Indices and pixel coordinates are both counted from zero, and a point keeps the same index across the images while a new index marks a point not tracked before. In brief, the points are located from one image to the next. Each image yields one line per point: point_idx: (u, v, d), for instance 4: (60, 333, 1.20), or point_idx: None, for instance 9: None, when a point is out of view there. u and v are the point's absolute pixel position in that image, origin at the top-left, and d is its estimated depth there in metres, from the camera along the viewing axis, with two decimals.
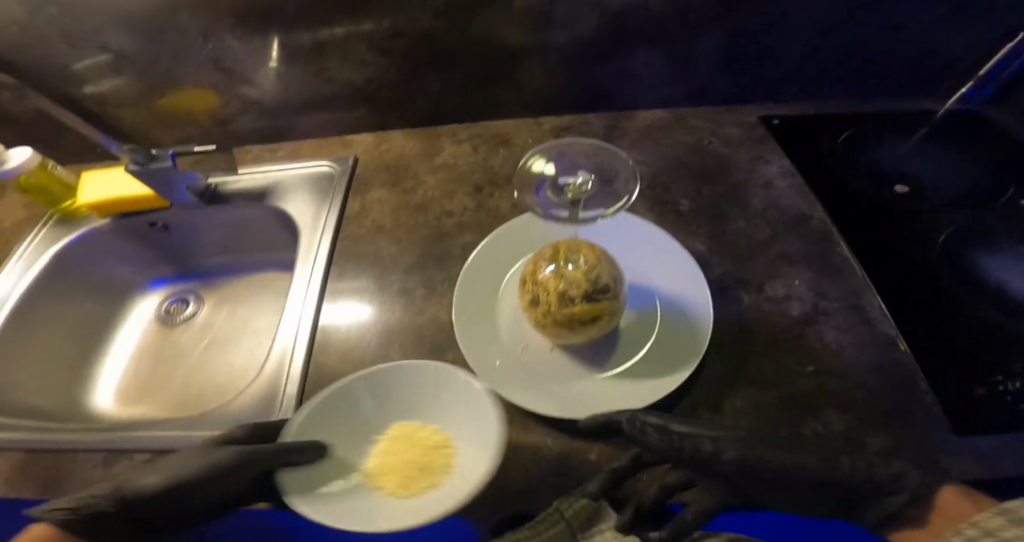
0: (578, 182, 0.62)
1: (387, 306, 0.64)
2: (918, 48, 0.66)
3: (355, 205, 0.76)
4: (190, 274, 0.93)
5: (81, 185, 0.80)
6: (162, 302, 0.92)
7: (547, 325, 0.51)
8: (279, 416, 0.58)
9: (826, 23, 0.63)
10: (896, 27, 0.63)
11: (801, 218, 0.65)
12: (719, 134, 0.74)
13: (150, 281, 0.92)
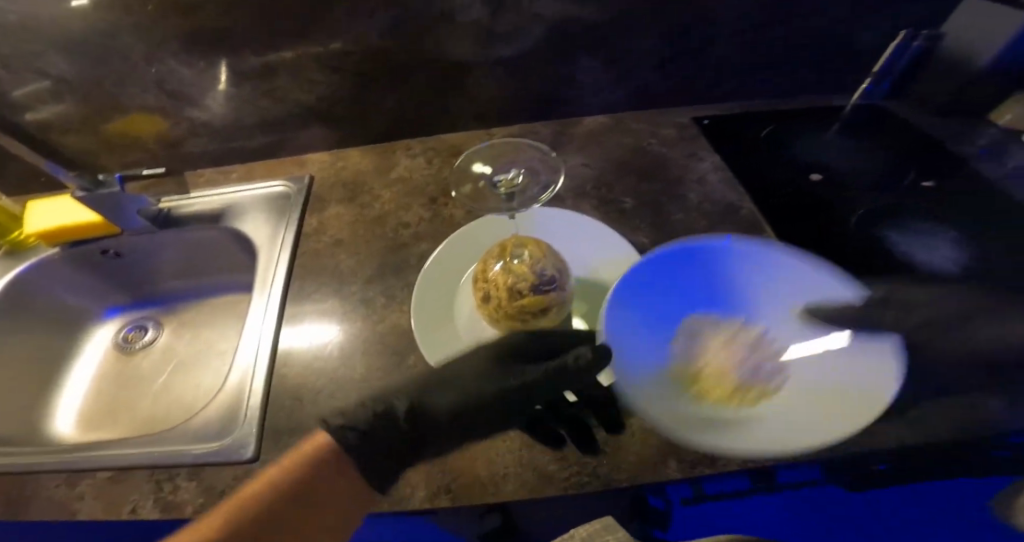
0: (510, 178, 0.64)
1: (350, 318, 0.67)
2: (833, 50, 0.72)
3: (313, 221, 0.77)
4: (147, 301, 0.93)
5: (26, 216, 0.78)
6: (120, 330, 0.92)
7: (500, 319, 0.55)
8: (244, 429, 0.60)
9: (746, 27, 0.68)
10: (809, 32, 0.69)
11: (730, 208, 0.70)
12: (657, 135, 0.79)
13: (106, 309, 0.92)
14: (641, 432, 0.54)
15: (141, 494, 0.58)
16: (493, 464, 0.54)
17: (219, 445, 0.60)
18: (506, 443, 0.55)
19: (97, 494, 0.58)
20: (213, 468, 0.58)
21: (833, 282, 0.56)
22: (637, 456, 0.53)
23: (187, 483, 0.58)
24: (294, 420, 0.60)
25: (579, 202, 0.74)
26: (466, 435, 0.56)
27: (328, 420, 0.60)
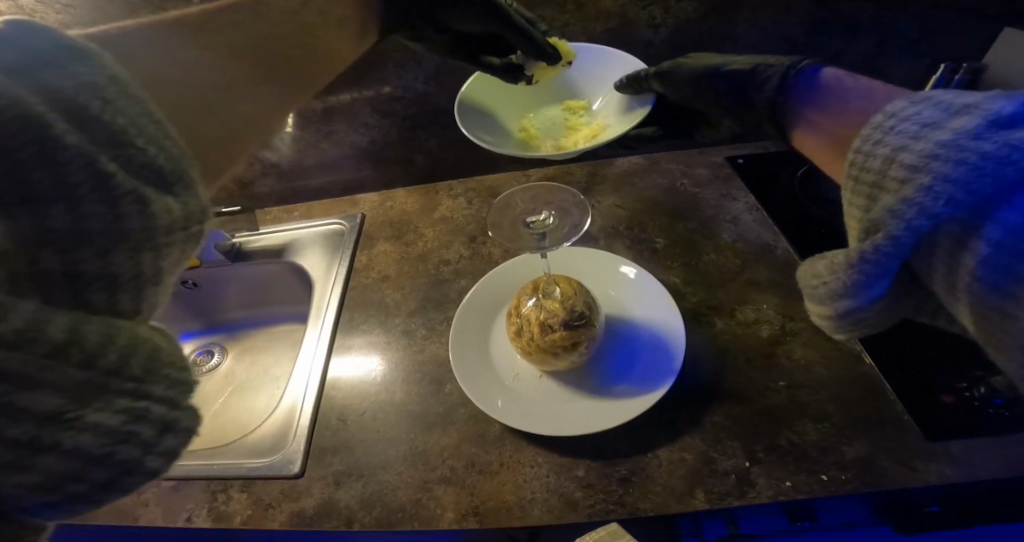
0: (542, 219, 0.65)
1: (393, 347, 0.72)
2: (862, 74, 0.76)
3: (363, 258, 0.83)
4: (217, 327, 0.98)
5: None
6: (191, 354, 0.97)
7: (531, 353, 0.57)
8: (290, 450, 0.65)
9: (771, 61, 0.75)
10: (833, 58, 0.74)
11: (766, 248, 0.70)
12: (691, 175, 0.82)
13: (181, 334, 0.98)
14: (667, 462, 0.56)
15: (197, 504, 0.63)
16: (521, 489, 0.57)
17: (271, 460, 0.65)
18: (533, 468, 0.58)
19: (159, 501, 0.64)
20: (263, 481, 0.63)
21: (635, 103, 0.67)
22: (662, 486, 0.54)
23: (239, 494, 0.63)
24: (338, 439, 0.65)
25: (612, 241, 0.76)
26: (496, 462, 0.60)
27: (369, 442, 0.64)
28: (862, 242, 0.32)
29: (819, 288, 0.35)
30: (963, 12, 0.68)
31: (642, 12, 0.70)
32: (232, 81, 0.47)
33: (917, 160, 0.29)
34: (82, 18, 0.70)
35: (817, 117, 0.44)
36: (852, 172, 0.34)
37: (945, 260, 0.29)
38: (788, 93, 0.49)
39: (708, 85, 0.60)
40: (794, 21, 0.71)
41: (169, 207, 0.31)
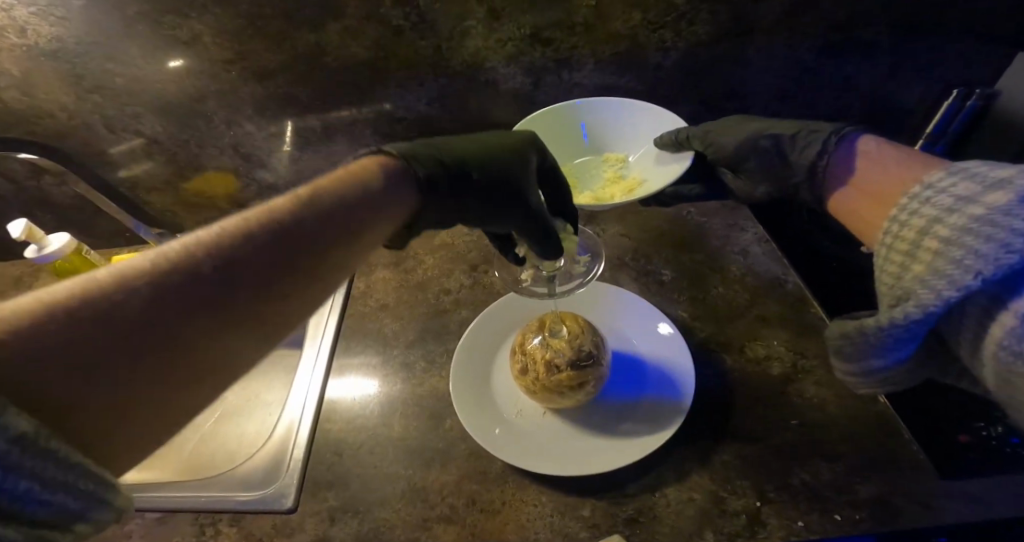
0: None
1: (392, 378, 0.70)
2: (869, 102, 0.76)
3: (361, 284, 0.81)
4: None
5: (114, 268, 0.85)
6: None
7: (537, 392, 0.55)
8: (282, 485, 0.62)
9: (778, 88, 0.75)
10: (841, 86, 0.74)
11: (775, 281, 0.69)
12: (697, 203, 0.80)
13: None
14: (675, 501, 0.54)
15: (183, 538, 0.60)
16: (524, 529, 0.55)
17: (261, 493, 0.62)
18: (537, 508, 0.56)
19: (144, 533, 0.61)
20: (253, 516, 0.60)
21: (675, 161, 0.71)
22: (671, 526, 0.53)
23: (228, 529, 0.60)
24: (334, 473, 0.62)
25: (617, 272, 0.75)
26: (497, 500, 0.57)
27: (366, 478, 0.61)
28: (893, 309, 0.32)
29: (846, 349, 0.36)
30: (972, 37, 0.68)
31: (653, 36, 0.69)
32: (240, 344, 0.35)
33: (951, 233, 0.30)
34: (79, 31, 0.67)
35: (857, 183, 0.50)
36: (887, 238, 0.36)
37: (973, 328, 0.30)
38: (832, 155, 0.55)
39: (750, 146, 0.63)
40: (805, 46, 0.70)
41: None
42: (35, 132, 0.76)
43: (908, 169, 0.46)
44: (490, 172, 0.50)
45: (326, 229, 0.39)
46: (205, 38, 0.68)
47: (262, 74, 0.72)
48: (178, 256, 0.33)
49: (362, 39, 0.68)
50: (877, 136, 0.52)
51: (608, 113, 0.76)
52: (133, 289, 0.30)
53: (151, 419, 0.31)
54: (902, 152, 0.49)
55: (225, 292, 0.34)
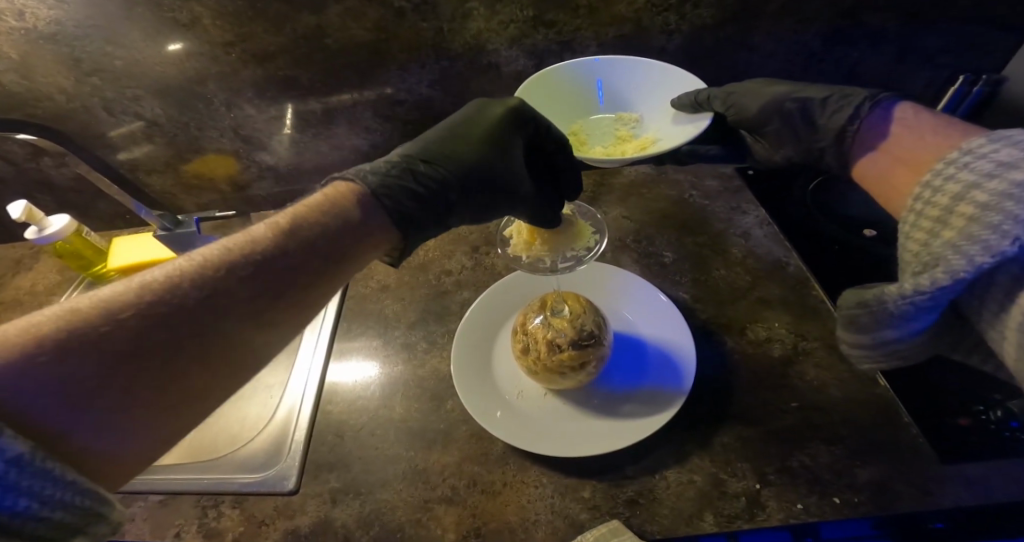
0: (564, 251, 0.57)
1: (393, 359, 0.70)
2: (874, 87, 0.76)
3: (362, 266, 0.81)
4: None
5: (113, 250, 0.85)
6: None
7: (539, 372, 0.55)
8: (285, 463, 0.62)
9: (782, 72, 0.74)
10: (845, 69, 0.73)
11: (777, 264, 0.69)
12: (699, 187, 0.80)
13: None
14: (676, 484, 0.54)
15: (186, 519, 0.60)
16: (525, 510, 0.55)
17: (263, 475, 0.62)
18: (537, 489, 0.56)
19: (146, 516, 0.61)
20: (254, 498, 0.61)
21: (690, 120, 0.69)
22: (671, 508, 0.53)
23: (230, 510, 0.60)
24: (335, 454, 0.62)
25: (619, 254, 0.75)
26: (498, 482, 0.57)
27: (368, 458, 0.61)
28: (918, 276, 0.33)
29: (852, 314, 0.37)
30: (979, 22, 0.67)
31: (657, 18, 0.68)
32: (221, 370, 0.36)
33: (988, 199, 0.31)
34: (78, 13, 0.66)
35: (892, 146, 0.52)
36: (917, 205, 0.36)
37: (999, 297, 0.31)
38: (863, 121, 0.56)
39: (773, 108, 0.62)
40: (810, 29, 0.69)
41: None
42: (34, 115, 0.75)
43: (948, 130, 0.47)
44: (477, 175, 0.49)
45: (306, 255, 0.40)
46: (204, 21, 0.67)
47: (262, 57, 0.71)
48: (151, 294, 0.34)
49: (363, 21, 0.68)
50: (914, 103, 0.52)
51: (625, 74, 0.72)
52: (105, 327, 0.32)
53: (132, 450, 0.33)
54: (936, 117, 0.50)
55: (195, 320, 0.35)
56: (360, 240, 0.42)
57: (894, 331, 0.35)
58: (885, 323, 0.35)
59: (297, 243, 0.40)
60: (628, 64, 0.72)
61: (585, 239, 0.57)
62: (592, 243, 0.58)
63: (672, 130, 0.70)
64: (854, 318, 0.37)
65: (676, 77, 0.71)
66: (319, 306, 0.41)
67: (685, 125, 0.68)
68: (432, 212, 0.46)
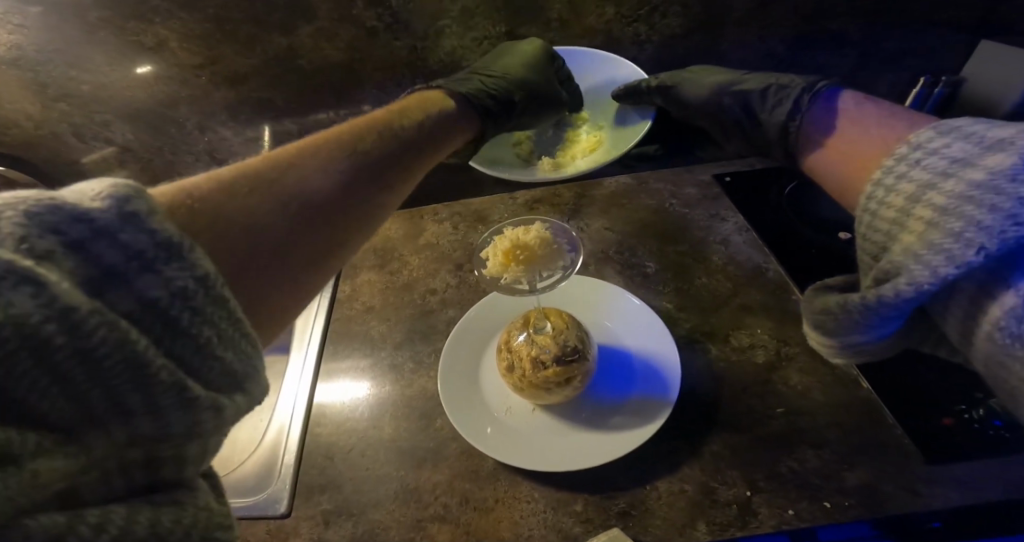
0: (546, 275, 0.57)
1: (380, 380, 0.70)
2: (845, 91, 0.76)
3: (347, 288, 0.81)
4: None
5: None
6: None
7: (524, 389, 0.55)
8: (275, 487, 0.62)
9: None
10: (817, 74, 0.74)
11: (757, 270, 0.70)
12: (679, 195, 0.81)
13: None
14: (667, 494, 0.55)
15: None
16: (518, 526, 0.55)
17: (254, 498, 0.62)
18: (530, 504, 0.57)
19: None
20: (247, 522, 0.60)
21: (632, 118, 0.72)
22: (663, 517, 0.53)
23: None
24: (326, 476, 0.62)
25: (603, 266, 0.75)
26: (491, 498, 0.58)
27: (359, 479, 0.61)
28: (882, 284, 0.32)
29: (822, 318, 0.37)
30: (943, 24, 0.68)
31: (628, 29, 0.68)
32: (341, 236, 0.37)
33: (947, 202, 0.30)
34: (39, 38, 0.65)
35: (836, 142, 0.46)
36: (869, 204, 0.36)
37: (965, 303, 0.30)
38: (805, 115, 0.52)
39: (715, 104, 0.63)
40: (777, 36, 0.70)
41: (238, 408, 0.24)
42: (1, 141, 0.75)
43: (892, 120, 0.42)
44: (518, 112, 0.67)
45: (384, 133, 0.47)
46: (172, 44, 0.66)
47: (233, 79, 0.70)
48: (296, 152, 0.38)
49: (334, 41, 0.67)
50: (857, 93, 0.48)
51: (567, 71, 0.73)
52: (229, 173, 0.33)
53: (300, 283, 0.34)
54: (881, 106, 0.45)
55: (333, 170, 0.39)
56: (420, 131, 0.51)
57: (861, 336, 0.35)
58: (855, 328, 0.35)
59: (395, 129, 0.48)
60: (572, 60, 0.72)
61: (567, 255, 0.58)
62: (574, 262, 0.58)
63: (614, 130, 0.73)
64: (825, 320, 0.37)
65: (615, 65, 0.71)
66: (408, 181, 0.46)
67: (630, 124, 0.72)
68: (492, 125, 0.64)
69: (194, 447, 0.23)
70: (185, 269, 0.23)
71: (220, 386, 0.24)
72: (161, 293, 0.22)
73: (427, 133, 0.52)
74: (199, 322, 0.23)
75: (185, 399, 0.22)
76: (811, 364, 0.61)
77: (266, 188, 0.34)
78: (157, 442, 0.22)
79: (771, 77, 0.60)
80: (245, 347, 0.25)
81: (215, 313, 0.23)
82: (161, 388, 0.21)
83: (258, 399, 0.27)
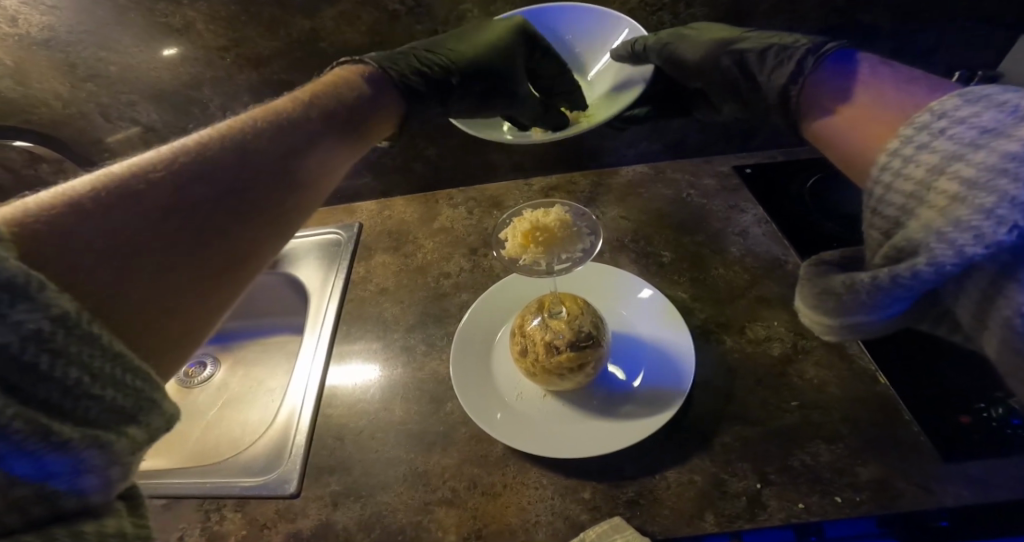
0: (563, 263, 0.56)
1: (392, 362, 0.70)
2: None
3: (360, 271, 0.81)
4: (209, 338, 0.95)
5: None
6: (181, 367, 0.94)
7: (537, 374, 0.55)
8: (286, 465, 0.62)
9: None
10: None
11: (775, 262, 0.69)
12: (697, 186, 0.80)
13: None
14: (676, 484, 0.54)
15: (189, 523, 0.60)
16: (525, 512, 0.55)
17: (265, 478, 0.62)
18: (538, 490, 0.56)
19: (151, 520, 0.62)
20: (256, 501, 0.61)
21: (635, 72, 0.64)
22: (671, 507, 0.53)
23: (233, 514, 0.60)
24: (336, 457, 0.62)
25: (617, 254, 0.75)
26: (498, 483, 0.57)
27: (368, 461, 0.61)
28: (895, 264, 0.31)
29: (822, 299, 0.35)
30: (975, 17, 0.66)
31: (652, 18, 0.68)
32: (240, 240, 0.36)
33: (977, 174, 0.28)
34: (71, 19, 0.67)
35: (846, 106, 0.42)
36: (883, 175, 0.33)
37: (981, 286, 0.28)
38: (807, 77, 0.47)
39: (711, 66, 0.59)
40: (803, 28, 0.69)
41: (132, 441, 0.24)
42: (30, 121, 0.76)
43: (912, 89, 0.38)
44: (473, 88, 0.60)
45: (296, 121, 0.44)
46: (198, 26, 0.68)
47: (256, 62, 0.71)
48: (185, 153, 0.36)
49: (358, 25, 0.68)
50: (870, 56, 0.44)
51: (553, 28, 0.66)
52: (102, 188, 0.31)
53: (192, 288, 0.32)
54: (898, 72, 0.42)
55: (228, 166, 0.37)
56: (346, 119, 0.49)
57: (863, 319, 0.33)
58: (857, 311, 0.33)
59: (308, 118, 0.45)
60: (556, 12, 0.65)
61: (591, 241, 0.57)
62: (593, 246, 0.57)
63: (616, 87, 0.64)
64: (824, 298, 0.35)
65: (603, 15, 0.64)
66: (323, 170, 0.45)
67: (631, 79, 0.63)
68: (435, 99, 0.59)
69: (92, 482, 0.22)
70: (37, 309, 0.21)
71: (105, 421, 0.23)
72: (13, 338, 0.20)
73: (354, 115, 0.50)
74: (63, 365, 0.22)
75: (55, 441, 0.21)
76: (830, 355, 0.60)
77: (151, 202, 0.32)
78: (44, 482, 0.21)
79: (771, 35, 0.55)
80: (136, 383, 0.25)
81: (82, 352, 0.23)
82: (21, 436, 0.20)
83: (161, 429, 0.26)
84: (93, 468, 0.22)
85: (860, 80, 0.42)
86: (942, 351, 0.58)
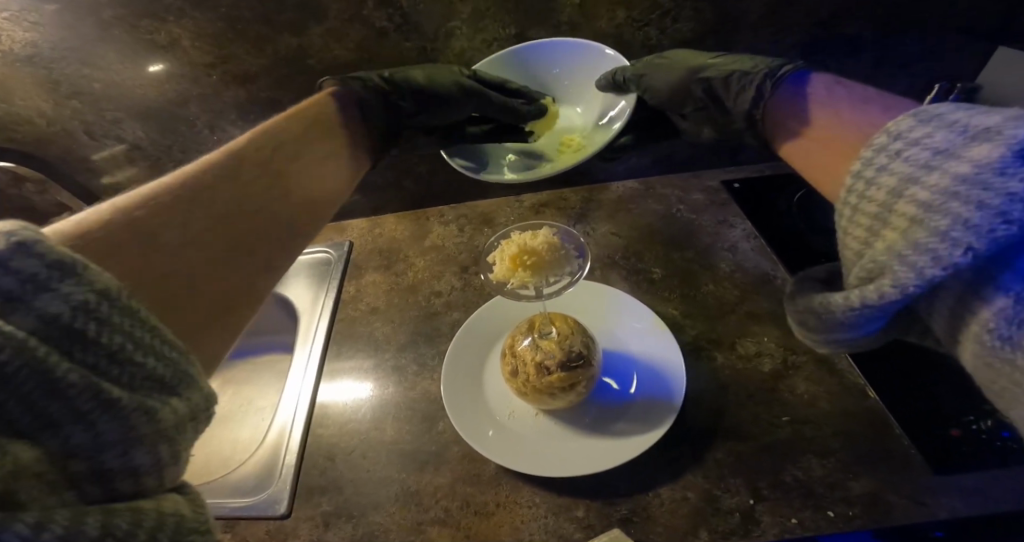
0: (561, 283, 0.56)
1: (383, 381, 0.69)
2: None
3: (351, 289, 0.81)
4: None
5: None
6: None
7: (528, 393, 0.55)
8: (276, 487, 0.62)
9: None
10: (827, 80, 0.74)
11: (764, 278, 0.70)
12: (686, 201, 0.81)
13: None
14: (669, 501, 0.54)
15: None
16: (519, 531, 0.55)
17: (255, 499, 0.61)
18: (531, 510, 0.56)
19: None
20: (246, 522, 0.60)
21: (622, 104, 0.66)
22: (665, 525, 0.53)
23: (223, 535, 0.60)
24: (327, 478, 0.62)
25: (608, 271, 0.75)
26: (491, 502, 0.57)
27: (361, 482, 0.61)
28: (865, 285, 0.30)
29: (807, 318, 0.36)
30: (954, 30, 0.67)
31: (639, 33, 0.68)
32: (264, 245, 0.41)
33: (931, 197, 0.28)
34: (54, 36, 0.66)
35: (809, 130, 0.44)
36: (850, 197, 0.33)
37: (950, 302, 0.29)
38: (769, 100, 0.50)
39: (683, 93, 0.60)
40: (788, 43, 0.69)
41: (175, 413, 0.25)
42: (13, 139, 0.75)
43: (868, 107, 0.40)
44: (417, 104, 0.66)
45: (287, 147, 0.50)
46: (184, 42, 0.67)
47: (243, 78, 0.71)
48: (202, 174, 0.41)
49: (345, 42, 0.67)
50: (829, 77, 0.47)
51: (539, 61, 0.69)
52: (142, 204, 0.36)
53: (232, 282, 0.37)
54: (854, 90, 0.44)
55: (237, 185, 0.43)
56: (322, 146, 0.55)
57: (845, 338, 0.34)
58: (836, 331, 0.34)
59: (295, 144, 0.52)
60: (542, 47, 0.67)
61: (584, 263, 0.57)
62: (582, 267, 0.58)
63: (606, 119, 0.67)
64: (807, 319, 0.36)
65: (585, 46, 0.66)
66: (317, 186, 0.50)
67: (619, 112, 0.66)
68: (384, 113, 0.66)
69: (142, 457, 0.23)
70: (82, 284, 0.23)
71: (149, 390, 0.25)
72: (64, 308, 0.22)
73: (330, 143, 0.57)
74: (109, 332, 0.23)
75: (105, 404, 0.22)
76: (819, 371, 0.61)
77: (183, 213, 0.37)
78: (97, 450, 0.22)
79: (736, 60, 0.57)
80: (173, 354, 0.26)
81: (125, 323, 0.24)
82: (78, 397, 0.22)
83: (202, 405, 0.28)
84: (140, 443, 0.23)
85: (816, 99, 0.45)
86: (931, 364, 0.59)
